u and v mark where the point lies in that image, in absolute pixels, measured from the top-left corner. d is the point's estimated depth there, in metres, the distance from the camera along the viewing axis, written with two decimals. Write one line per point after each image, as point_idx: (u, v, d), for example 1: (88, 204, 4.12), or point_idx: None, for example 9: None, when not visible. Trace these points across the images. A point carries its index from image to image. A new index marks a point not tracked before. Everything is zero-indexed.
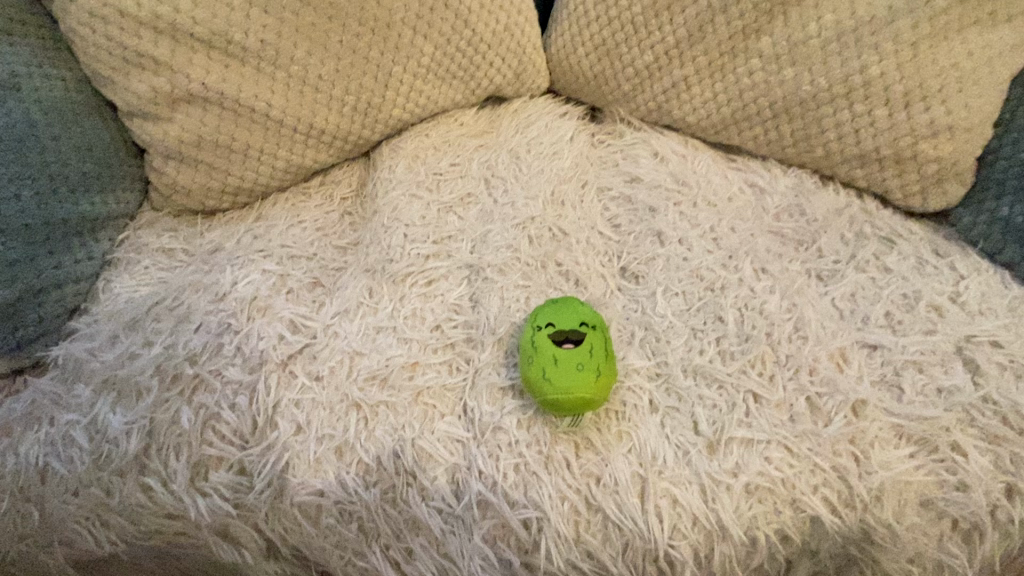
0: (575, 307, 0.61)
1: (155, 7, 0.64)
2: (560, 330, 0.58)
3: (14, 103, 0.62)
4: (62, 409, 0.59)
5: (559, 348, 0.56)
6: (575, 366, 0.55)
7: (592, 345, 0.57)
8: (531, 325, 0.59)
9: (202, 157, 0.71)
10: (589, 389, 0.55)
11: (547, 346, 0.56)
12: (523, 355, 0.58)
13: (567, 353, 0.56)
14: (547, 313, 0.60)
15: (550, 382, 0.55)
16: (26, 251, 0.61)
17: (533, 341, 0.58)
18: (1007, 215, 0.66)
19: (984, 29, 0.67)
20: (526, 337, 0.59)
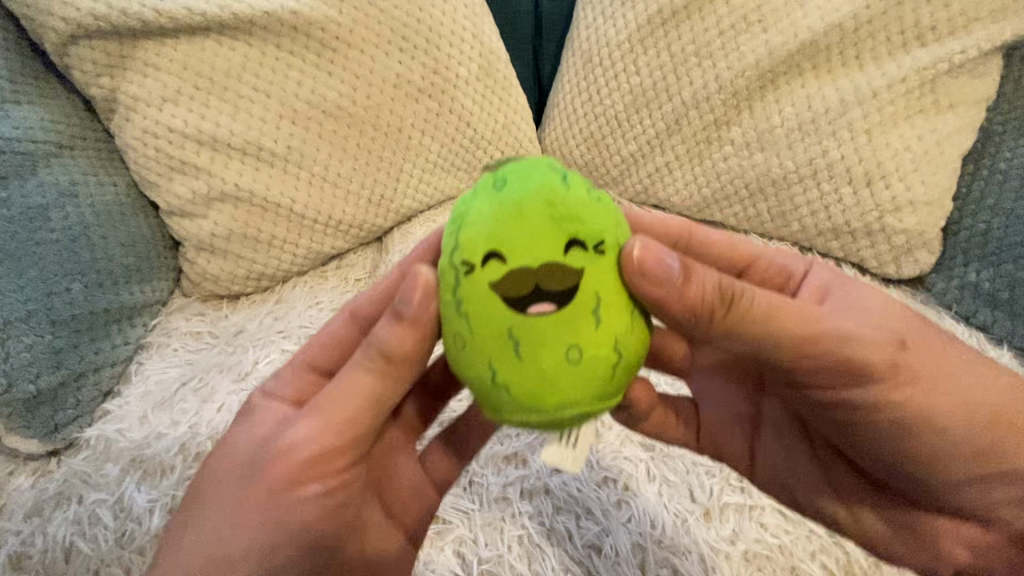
0: (529, 217, 0.38)
1: (200, 124, 0.74)
2: (506, 267, 0.38)
3: (71, 208, 0.70)
4: (90, 488, 0.62)
5: (512, 309, 0.37)
6: (552, 340, 0.37)
7: (571, 300, 0.38)
8: (453, 260, 0.39)
9: (231, 248, 0.79)
10: (573, 379, 0.37)
11: (490, 306, 0.38)
12: (454, 322, 0.39)
13: (527, 318, 0.37)
14: (478, 233, 0.39)
15: (503, 381, 0.38)
16: (71, 339, 0.68)
17: (462, 294, 0.39)
18: (975, 281, 0.73)
19: (930, 115, 0.74)
20: (449, 289, 0.39)
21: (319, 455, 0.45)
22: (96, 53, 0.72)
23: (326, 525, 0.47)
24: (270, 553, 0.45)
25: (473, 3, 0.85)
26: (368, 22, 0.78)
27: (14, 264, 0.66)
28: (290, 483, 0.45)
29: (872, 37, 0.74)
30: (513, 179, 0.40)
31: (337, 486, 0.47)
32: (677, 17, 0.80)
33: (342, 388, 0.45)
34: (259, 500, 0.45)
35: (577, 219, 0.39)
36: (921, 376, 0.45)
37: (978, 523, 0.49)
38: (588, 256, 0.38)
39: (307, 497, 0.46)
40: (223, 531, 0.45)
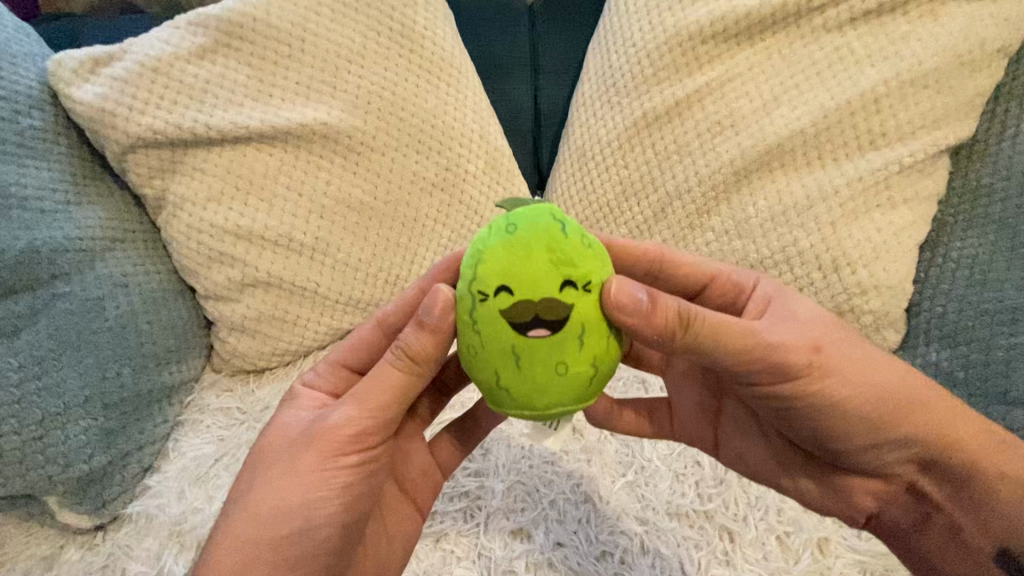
0: (535, 253, 0.46)
1: (238, 221, 0.83)
2: (514, 299, 0.46)
3: (123, 298, 0.79)
4: (132, 560, 0.71)
5: (515, 332, 0.46)
6: (546, 356, 0.46)
7: (563, 326, 0.46)
8: (472, 288, 0.48)
9: (260, 328, 0.86)
10: (563, 386, 0.47)
11: (497, 329, 0.47)
12: (468, 338, 0.48)
13: (527, 341, 0.46)
14: (492, 269, 0.47)
15: (506, 383, 0.47)
16: (120, 420, 0.76)
17: (477, 318, 0.47)
18: (936, 360, 0.80)
19: (887, 210, 0.83)
20: (467, 310, 0.48)
21: (350, 440, 0.54)
22: (151, 159, 0.82)
23: (357, 503, 0.56)
24: (311, 528, 0.53)
25: (480, 107, 0.95)
26: (388, 129, 0.89)
27: (74, 352, 0.74)
28: (327, 466, 0.54)
29: (831, 141, 0.84)
30: (522, 224, 0.48)
31: (363, 470, 0.55)
32: (660, 121, 0.91)
33: (371, 383, 0.55)
34: (300, 483, 0.53)
35: (570, 259, 0.47)
36: (836, 377, 0.54)
37: (880, 480, 0.60)
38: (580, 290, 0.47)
39: (340, 478, 0.54)
40: (269, 511, 0.53)
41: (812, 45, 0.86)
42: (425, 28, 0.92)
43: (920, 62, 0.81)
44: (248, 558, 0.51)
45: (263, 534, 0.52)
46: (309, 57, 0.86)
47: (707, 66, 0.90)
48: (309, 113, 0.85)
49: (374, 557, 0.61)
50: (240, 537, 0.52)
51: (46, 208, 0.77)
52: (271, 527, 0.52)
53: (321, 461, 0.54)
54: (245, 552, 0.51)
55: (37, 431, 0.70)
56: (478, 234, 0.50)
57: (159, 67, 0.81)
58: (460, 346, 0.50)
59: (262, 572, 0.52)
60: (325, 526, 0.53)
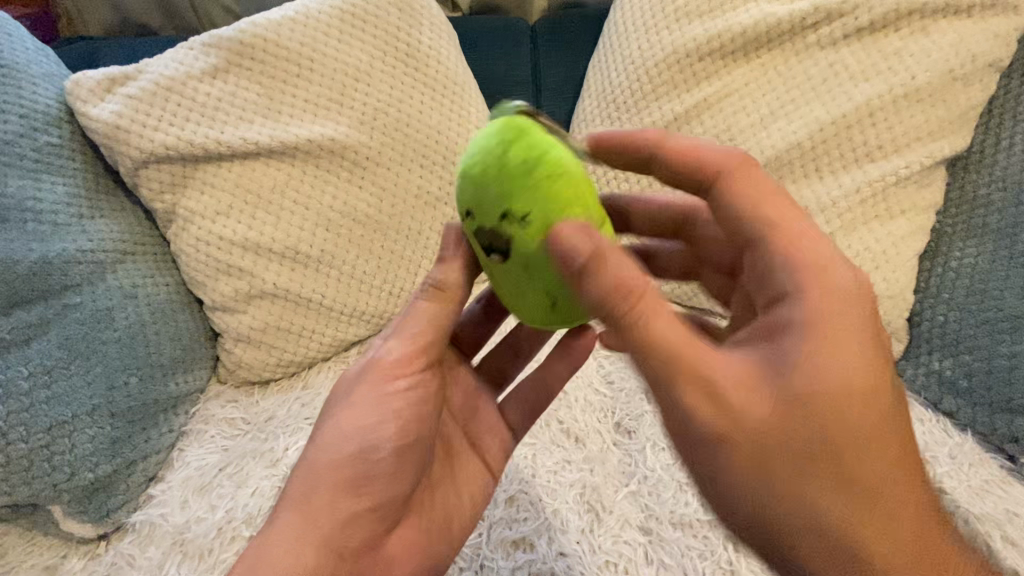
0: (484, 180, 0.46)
1: (246, 234, 0.85)
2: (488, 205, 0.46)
3: (132, 308, 0.81)
4: (134, 570, 0.72)
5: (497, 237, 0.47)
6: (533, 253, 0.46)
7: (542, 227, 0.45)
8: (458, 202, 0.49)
9: (265, 339, 0.87)
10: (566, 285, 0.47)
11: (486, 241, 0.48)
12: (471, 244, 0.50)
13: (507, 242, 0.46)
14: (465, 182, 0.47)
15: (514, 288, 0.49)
16: (126, 429, 0.77)
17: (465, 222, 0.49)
18: (939, 369, 0.81)
19: (885, 221, 0.84)
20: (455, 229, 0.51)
21: (396, 364, 0.56)
22: (163, 174, 0.84)
23: (411, 432, 0.56)
24: (375, 448, 0.55)
25: (484, 122, 0.98)
26: (395, 144, 0.91)
27: (83, 361, 0.75)
28: (383, 388, 0.56)
29: (828, 153, 0.86)
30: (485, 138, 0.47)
31: (413, 395, 0.56)
32: (659, 135, 0.93)
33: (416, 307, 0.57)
34: (363, 408, 0.55)
35: (528, 157, 0.45)
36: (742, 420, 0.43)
37: None
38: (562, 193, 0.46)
39: (394, 399, 0.56)
40: (334, 436, 0.55)
41: (807, 61, 0.88)
42: (429, 48, 0.95)
43: (913, 76, 0.82)
44: (325, 478, 0.54)
45: (331, 454, 0.54)
46: (318, 76, 0.89)
47: (704, 82, 0.92)
48: (316, 129, 0.87)
49: (439, 500, 0.61)
50: (309, 459, 0.55)
51: (60, 222, 0.79)
52: (338, 448, 0.54)
53: (376, 385, 0.56)
54: (319, 473, 0.54)
55: (45, 439, 0.71)
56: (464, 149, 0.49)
57: (172, 86, 0.84)
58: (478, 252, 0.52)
59: (336, 491, 0.54)
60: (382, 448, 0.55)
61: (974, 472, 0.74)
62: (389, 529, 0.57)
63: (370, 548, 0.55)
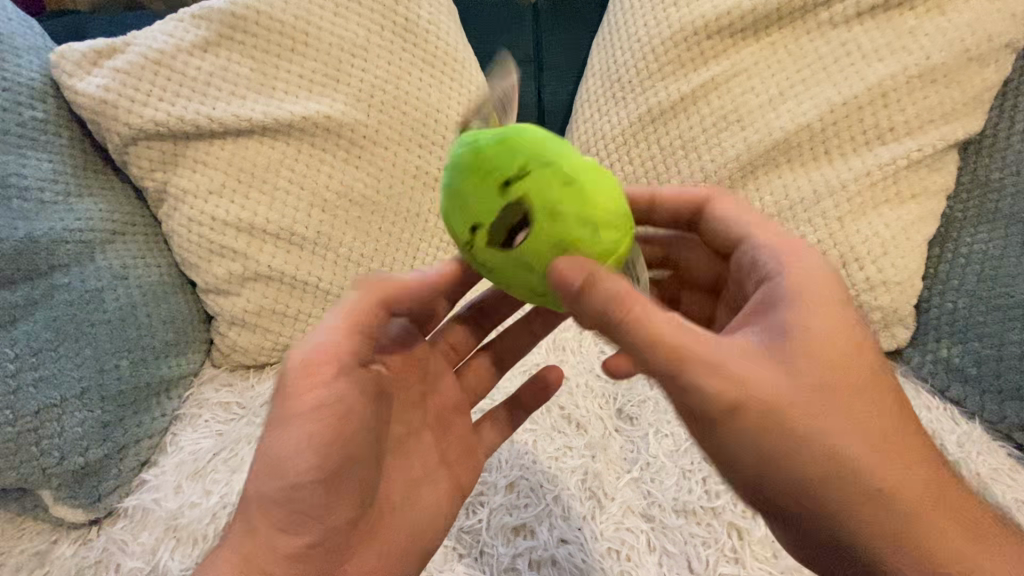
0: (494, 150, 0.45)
1: (240, 214, 0.83)
2: (495, 223, 0.42)
3: (122, 290, 0.79)
4: (127, 556, 0.70)
5: (517, 248, 0.43)
6: (558, 249, 0.43)
7: (559, 211, 0.42)
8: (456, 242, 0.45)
9: (260, 322, 0.85)
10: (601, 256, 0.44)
11: (507, 260, 0.44)
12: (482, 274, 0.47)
13: (531, 249, 0.43)
14: (458, 214, 0.44)
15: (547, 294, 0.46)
16: (117, 412, 0.76)
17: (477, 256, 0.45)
18: (946, 356, 0.80)
19: (895, 205, 0.82)
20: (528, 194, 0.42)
21: (305, 373, 0.51)
22: (153, 152, 0.81)
23: (337, 456, 0.52)
24: (299, 479, 0.51)
25: (485, 101, 0.95)
26: (392, 121, 0.88)
27: (72, 344, 0.73)
28: (286, 407, 0.51)
29: (839, 136, 0.83)
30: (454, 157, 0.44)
31: (323, 418, 0.51)
32: (665, 116, 0.90)
33: (360, 295, 0.53)
34: (278, 433, 0.51)
35: (510, 147, 0.41)
36: (783, 433, 0.45)
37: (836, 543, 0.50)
38: (513, 164, 0.41)
39: (307, 423, 0.51)
40: (268, 464, 0.52)
41: (818, 40, 0.85)
42: (429, 23, 0.92)
43: (927, 56, 0.80)
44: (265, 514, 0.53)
45: (271, 485, 0.52)
46: (313, 50, 0.86)
47: (712, 61, 0.89)
48: (311, 106, 0.84)
49: (391, 523, 0.58)
50: (257, 490, 0.53)
51: (47, 199, 0.76)
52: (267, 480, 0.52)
53: (280, 405, 0.52)
54: (262, 499, 0.52)
55: (33, 423, 0.70)
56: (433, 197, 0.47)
57: (162, 59, 0.81)
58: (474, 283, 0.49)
59: (273, 523, 0.53)
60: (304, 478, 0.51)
61: (982, 460, 0.74)
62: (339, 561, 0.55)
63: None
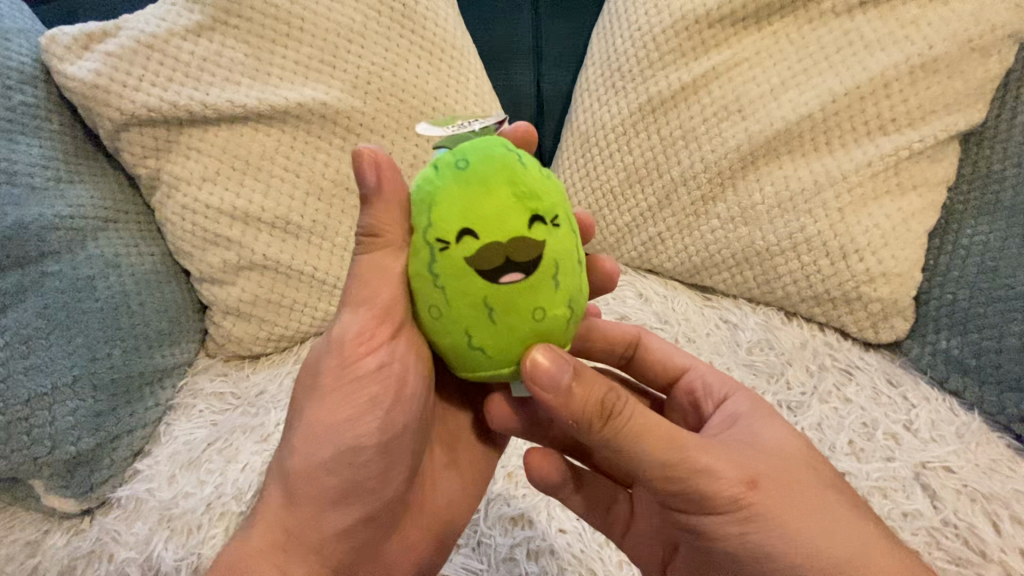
0: (496, 190, 0.43)
1: (234, 202, 0.81)
2: (477, 242, 0.43)
3: (114, 278, 0.78)
4: (120, 546, 0.70)
5: (482, 279, 0.43)
6: (521, 306, 0.43)
7: (540, 271, 0.43)
8: (428, 236, 0.45)
9: (255, 312, 0.84)
10: (548, 334, 0.45)
11: (463, 282, 0.43)
12: (429, 286, 0.45)
13: (496, 288, 0.43)
14: (450, 213, 0.44)
15: (478, 343, 0.44)
16: (110, 402, 0.75)
17: (438, 263, 0.44)
18: (945, 348, 0.80)
19: (895, 196, 0.82)
20: (426, 261, 0.45)
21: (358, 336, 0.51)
22: (145, 138, 0.80)
23: (394, 426, 0.53)
24: (351, 453, 0.52)
25: (483, 89, 0.94)
26: (390, 110, 0.87)
27: (62, 332, 0.72)
28: (345, 375, 0.52)
29: (839, 126, 0.83)
30: (475, 159, 0.45)
31: (380, 381, 0.52)
32: (665, 105, 0.89)
33: (372, 256, 0.49)
34: (333, 401, 0.52)
35: (536, 193, 0.44)
36: (765, 521, 0.47)
37: None
38: (524, 208, 0.44)
39: (363, 388, 0.52)
40: (319, 433, 0.53)
41: (820, 29, 0.84)
42: (427, 9, 0.90)
43: (930, 45, 0.79)
44: (310, 490, 0.53)
45: (322, 458, 0.52)
46: (309, 35, 0.84)
47: (713, 50, 0.88)
48: (307, 93, 0.83)
49: (433, 497, 0.61)
50: (303, 463, 0.53)
51: (36, 185, 0.75)
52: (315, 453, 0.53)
53: (338, 374, 0.52)
54: (308, 472, 0.53)
55: (24, 411, 0.69)
56: (418, 180, 0.47)
57: (154, 44, 0.79)
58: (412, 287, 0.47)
59: (325, 498, 0.54)
60: (360, 448, 0.52)
61: (981, 451, 0.73)
62: (383, 536, 0.58)
63: (364, 559, 0.57)
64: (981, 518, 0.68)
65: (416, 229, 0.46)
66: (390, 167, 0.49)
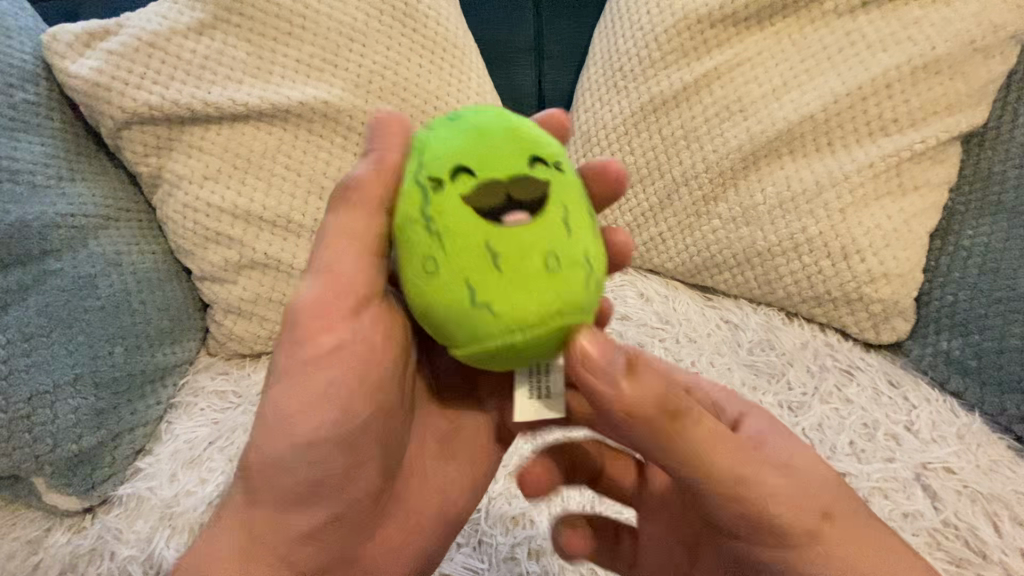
0: (491, 137, 0.46)
1: (236, 200, 0.81)
2: (476, 180, 0.44)
3: (116, 276, 0.78)
4: (121, 544, 0.70)
5: (483, 220, 0.43)
6: (523, 247, 0.42)
7: (544, 211, 0.44)
8: (423, 181, 0.46)
9: (257, 311, 0.84)
10: (560, 289, 0.42)
11: (462, 226, 0.43)
12: (423, 232, 0.44)
13: (498, 229, 0.43)
14: (446, 156, 0.46)
15: (482, 297, 0.42)
16: (111, 400, 0.75)
17: (433, 204, 0.44)
18: (947, 349, 0.80)
19: (897, 197, 0.82)
20: (419, 204, 0.45)
21: (317, 309, 0.50)
22: (147, 136, 0.80)
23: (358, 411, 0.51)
24: (313, 444, 0.50)
25: (485, 88, 0.93)
26: (391, 109, 0.87)
27: (64, 330, 0.72)
28: (305, 360, 0.50)
29: (841, 127, 0.83)
30: (468, 117, 0.49)
31: (343, 362, 0.50)
32: (667, 105, 0.89)
33: (349, 215, 0.50)
34: (292, 389, 0.50)
35: (535, 142, 0.48)
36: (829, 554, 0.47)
37: None
38: (523, 151, 0.46)
39: (323, 371, 0.49)
40: (278, 425, 0.50)
41: (823, 30, 0.84)
42: (429, 8, 0.90)
43: (932, 46, 0.79)
44: (271, 487, 0.51)
45: (284, 450, 0.50)
46: (311, 35, 0.84)
47: (715, 50, 0.88)
48: (309, 91, 0.83)
49: (411, 490, 0.59)
50: (264, 459, 0.51)
51: (39, 183, 0.75)
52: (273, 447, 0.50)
53: (296, 358, 0.50)
54: (270, 466, 0.50)
55: (26, 409, 0.69)
56: (416, 141, 0.50)
57: (156, 42, 0.79)
58: (405, 244, 0.46)
59: (288, 494, 0.51)
60: (321, 435, 0.49)
61: (981, 452, 0.74)
62: (358, 534, 0.56)
63: (342, 556, 0.55)
64: (982, 519, 0.68)
65: (411, 175, 0.47)
66: (401, 128, 0.52)
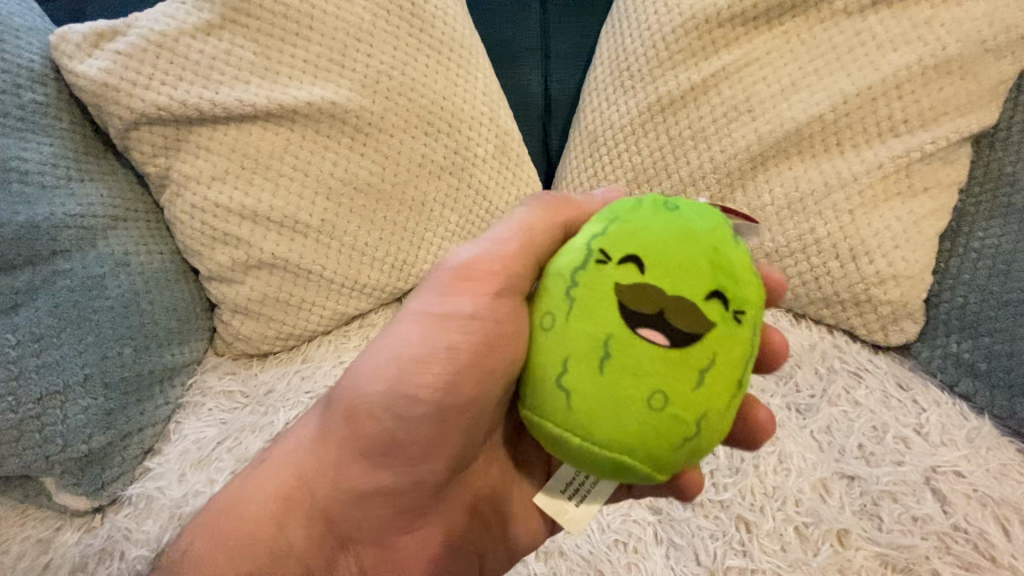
0: (693, 244, 0.43)
1: (243, 201, 0.81)
2: (641, 279, 0.42)
3: (124, 277, 0.78)
4: (132, 544, 0.71)
5: (621, 319, 0.42)
6: (636, 368, 0.41)
7: (686, 350, 0.41)
8: (593, 248, 0.45)
9: (264, 311, 0.85)
10: (644, 427, 0.41)
11: (597, 311, 0.42)
12: (558, 295, 0.45)
13: (628, 337, 0.41)
14: (629, 240, 0.44)
15: (568, 382, 0.42)
16: (121, 401, 0.75)
17: (579, 275, 0.44)
18: (956, 351, 0.79)
19: (906, 199, 0.81)
20: (573, 268, 0.44)
21: (460, 279, 0.51)
22: (155, 137, 0.80)
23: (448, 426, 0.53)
24: (403, 432, 0.53)
25: (491, 89, 0.93)
26: (398, 109, 0.87)
27: (73, 331, 0.73)
28: (421, 353, 0.51)
29: (850, 127, 0.82)
30: (684, 212, 0.45)
31: (448, 377, 0.51)
32: (675, 105, 0.89)
33: (535, 218, 0.53)
34: (398, 374, 0.52)
35: (735, 276, 0.43)
36: None
37: None
38: (713, 280, 0.42)
39: (428, 373, 0.51)
40: (376, 402, 0.53)
41: (832, 29, 0.84)
42: (436, 8, 0.90)
43: (943, 46, 0.79)
44: (348, 433, 0.55)
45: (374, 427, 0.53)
46: (318, 35, 0.84)
47: (724, 50, 0.87)
48: (316, 92, 0.83)
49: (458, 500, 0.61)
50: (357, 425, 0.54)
51: (47, 183, 0.75)
52: (362, 395, 0.53)
53: (415, 346, 0.51)
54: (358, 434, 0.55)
55: (36, 410, 0.70)
56: (618, 202, 0.48)
57: (164, 42, 0.79)
58: (544, 292, 0.46)
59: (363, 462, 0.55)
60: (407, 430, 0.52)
61: (991, 455, 0.73)
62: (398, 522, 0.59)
63: (377, 535, 0.59)
64: (991, 524, 0.68)
65: (586, 234, 0.46)
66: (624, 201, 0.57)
